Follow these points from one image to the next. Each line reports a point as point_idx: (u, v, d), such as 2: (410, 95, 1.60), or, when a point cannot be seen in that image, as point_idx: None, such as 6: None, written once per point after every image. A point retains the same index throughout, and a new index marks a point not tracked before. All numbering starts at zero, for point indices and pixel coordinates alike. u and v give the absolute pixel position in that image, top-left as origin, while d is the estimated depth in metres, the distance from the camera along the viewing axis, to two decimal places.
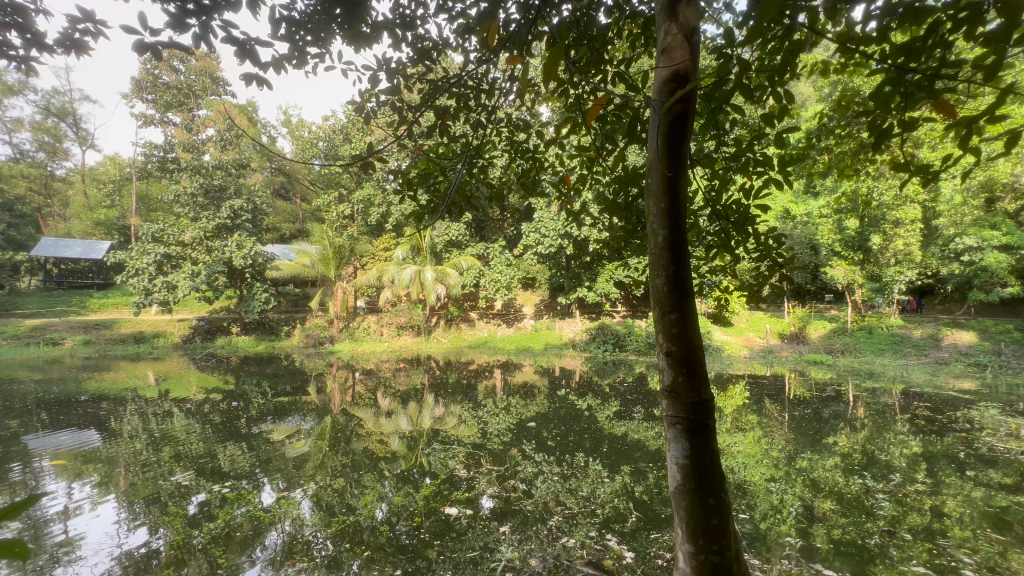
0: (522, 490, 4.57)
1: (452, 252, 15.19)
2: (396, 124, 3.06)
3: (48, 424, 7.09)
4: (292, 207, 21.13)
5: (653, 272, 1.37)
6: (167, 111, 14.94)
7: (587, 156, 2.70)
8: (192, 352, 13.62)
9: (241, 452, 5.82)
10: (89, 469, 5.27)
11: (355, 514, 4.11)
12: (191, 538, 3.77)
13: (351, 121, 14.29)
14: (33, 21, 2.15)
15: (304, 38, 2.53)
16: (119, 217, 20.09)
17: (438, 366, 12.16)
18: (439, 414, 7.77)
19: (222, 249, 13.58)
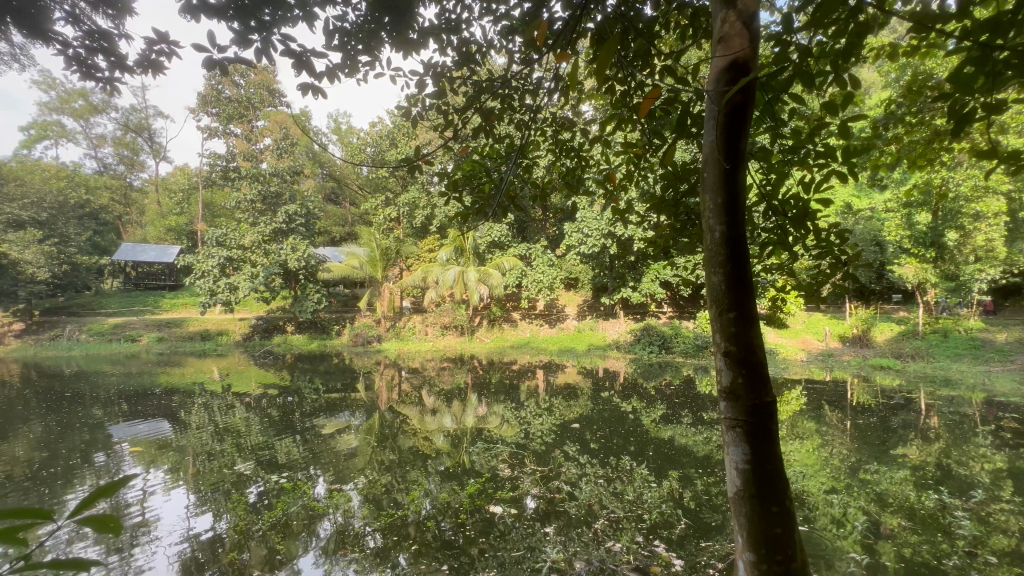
0: (567, 491, 4.54)
1: (494, 253, 15.32)
2: (442, 127, 3.11)
3: (128, 413, 7.75)
4: (342, 211, 22.01)
5: (710, 269, 1.32)
6: (229, 123, 15.96)
7: (634, 152, 2.64)
8: (252, 349, 14.47)
9: (296, 445, 6.13)
10: (162, 457, 5.70)
11: (402, 509, 4.23)
12: (252, 524, 4.00)
13: (397, 127, 14.75)
14: (116, 45, 2.36)
15: (356, 47, 2.62)
16: (188, 223, 21.69)
17: (482, 365, 12.28)
18: (483, 413, 7.85)
19: (279, 252, 14.37)
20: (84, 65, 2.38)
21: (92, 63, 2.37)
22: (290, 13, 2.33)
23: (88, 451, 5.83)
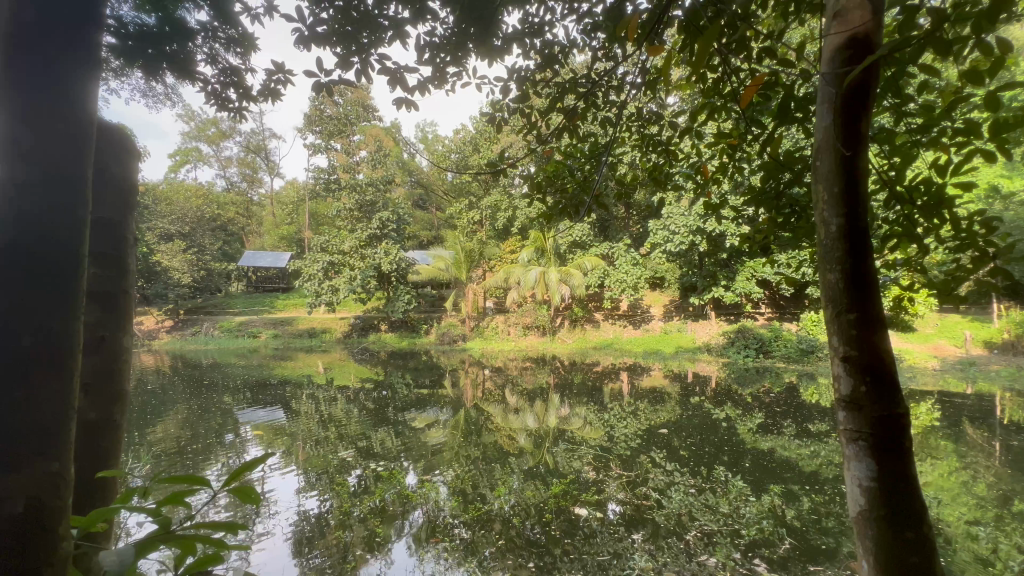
0: (654, 499, 4.38)
1: (576, 253, 15.18)
2: (526, 129, 3.16)
3: (252, 400, 8.83)
4: (430, 216, 23.16)
5: (825, 268, 1.22)
6: (330, 139, 17.50)
7: (728, 142, 2.48)
8: (351, 346, 15.76)
9: (390, 436, 6.58)
10: (278, 440, 6.42)
11: (489, 504, 4.36)
12: (353, 507, 4.36)
13: (480, 133, 15.26)
14: (244, 79, 2.70)
15: (444, 59, 2.76)
16: (298, 231, 24.17)
17: (563, 366, 12.23)
18: (565, 413, 7.83)
19: (373, 256, 15.50)
20: (220, 98, 2.76)
21: (226, 96, 2.75)
22: (384, 33, 2.51)
23: (221, 432, 6.73)
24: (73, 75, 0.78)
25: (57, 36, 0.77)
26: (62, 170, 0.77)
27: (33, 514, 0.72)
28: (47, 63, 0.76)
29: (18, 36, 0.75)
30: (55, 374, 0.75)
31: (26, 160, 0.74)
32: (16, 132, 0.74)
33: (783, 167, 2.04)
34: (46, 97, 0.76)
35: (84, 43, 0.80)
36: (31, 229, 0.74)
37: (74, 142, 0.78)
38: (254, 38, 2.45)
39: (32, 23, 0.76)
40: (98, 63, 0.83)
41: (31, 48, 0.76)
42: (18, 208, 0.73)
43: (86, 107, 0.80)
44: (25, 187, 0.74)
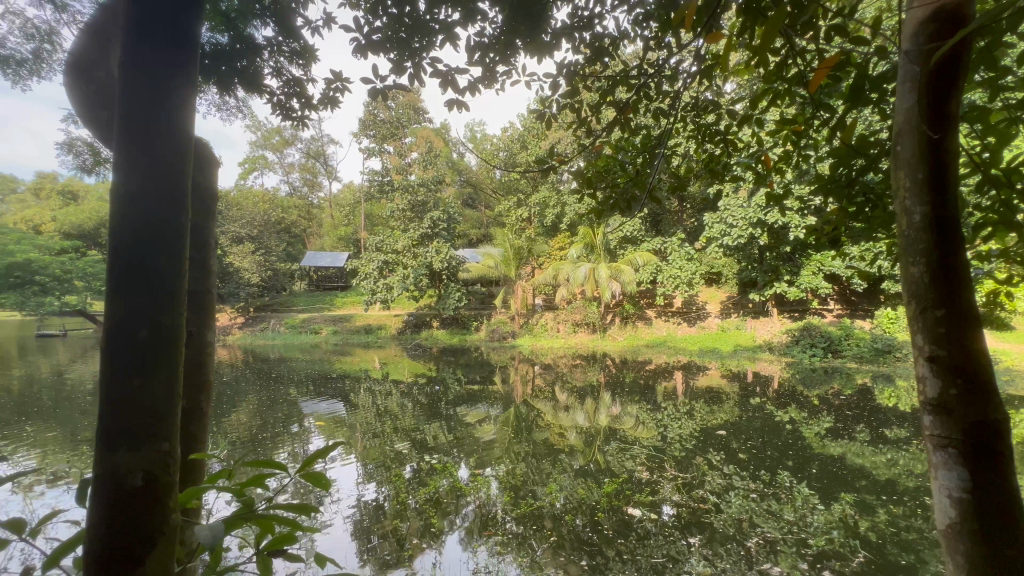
0: (712, 503, 4.22)
1: (627, 248, 14.83)
2: (576, 125, 3.13)
3: (314, 393, 9.34)
4: (479, 214, 23.46)
5: (907, 261, 1.13)
6: (383, 142, 18.16)
7: (792, 129, 2.33)
8: (405, 342, 16.30)
9: (443, 430, 6.76)
10: (338, 431, 6.77)
11: (540, 500, 4.39)
12: (409, 497, 4.53)
13: (528, 130, 15.30)
14: (306, 88, 2.86)
15: (494, 59, 2.79)
16: (354, 232, 25.25)
17: (614, 364, 12.01)
18: (616, 412, 7.71)
19: (425, 254, 15.94)
20: (285, 108, 2.94)
21: (290, 106, 2.93)
22: (435, 37, 2.57)
23: (287, 422, 7.18)
24: (173, 91, 0.88)
25: (159, 58, 0.87)
26: (166, 176, 0.86)
27: (150, 486, 0.81)
28: (151, 80, 0.86)
29: (131, 62, 0.86)
30: (164, 360, 0.84)
31: (137, 171, 0.84)
32: (130, 145, 0.84)
33: (856, 153, 1.89)
34: (153, 110, 0.85)
35: (180, 63, 0.89)
36: (140, 232, 0.83)
37: (176, 152, 0.87)
38: (315, 50, 2.58)
39: (140, 48, 0.86)
40: (191, 79, 0.92)
41: (139, 71, 0.86)
42: (133, 213, 0.83)
43: (183, 121, 0.89)
44: (138, 193, 0.84)
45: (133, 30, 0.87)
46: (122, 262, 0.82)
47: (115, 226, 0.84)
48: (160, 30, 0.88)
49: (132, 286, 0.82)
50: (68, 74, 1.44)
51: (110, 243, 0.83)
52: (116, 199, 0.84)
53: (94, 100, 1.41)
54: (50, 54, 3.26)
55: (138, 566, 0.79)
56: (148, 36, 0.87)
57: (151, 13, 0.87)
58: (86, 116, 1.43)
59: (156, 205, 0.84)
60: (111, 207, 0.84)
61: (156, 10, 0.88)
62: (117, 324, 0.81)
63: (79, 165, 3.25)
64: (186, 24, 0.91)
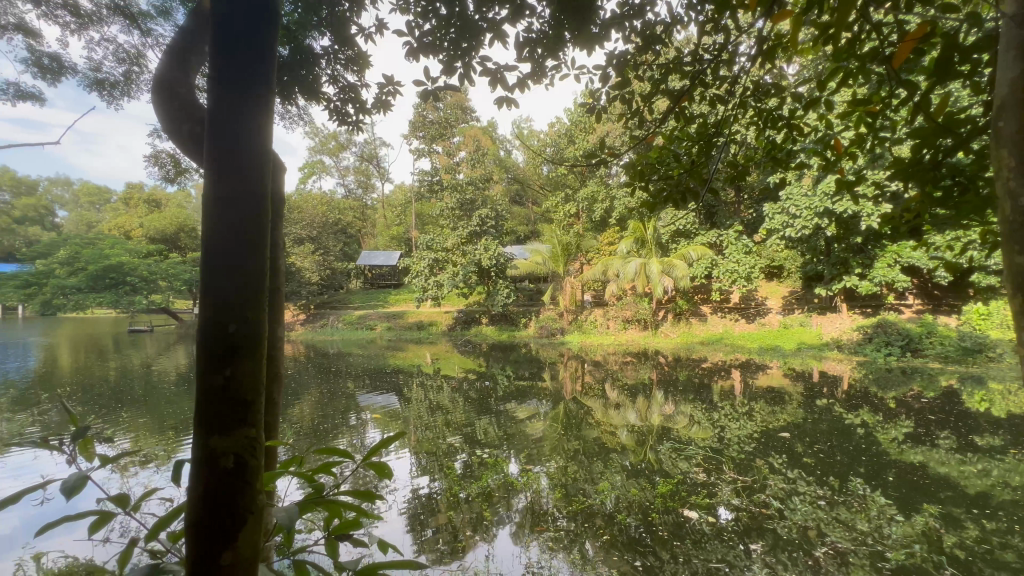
0: (775, 508, 4.01)
1: (680, 242, 14.30)
2: (627, 116, 3.04)
3: (370, 387, 9.74)
4: (526, 211, 23.47)
5: (1008, 248, 1.01)
6: (433, 143, 18.61)
7: (867, 110, 2.15)
8: (455, 338, 16.63)
9: (493, 425, 6.84)
10: (393, 423, 7.02)
11: (592, 498, 4.35)
12: (460, 490, 4.62)
13: (575, 124, 15.15)
14: (360, 94, 2.97)
15: (543, 55, 2.78)
16: (405, 231, 26.01)
17: (667, 362, 11.63)
18: (669, 411, 7.49)
19: (473, 252, 16.16)
20: (341, 114, 3.08)
21: (346, 112, 3.06)
22: (484, 36, 2.59)
23: (346, 414, 7.54)
24: (256, 102, 0.94)
25: (243, 71, 0.94)
26: (249, 181, 0.92)
27: (241, 468, 0.88)
28: (238, 94, 0.93)
29: (218, 77, 0.93)
30: (250, 352, 0.91)
31: (224, 178, 0.91)
32: (218, 157, 0.91)
33: (945, 132, 1.71)
34: (237, 122, 0.92)
35: (262, 78, 0.96)
36: (227, 236, 0.90)
37: (257, 158, 0.94)
38: (368, 56, 2.67)
39: (224, 61, 0.93)
40: (268, 91, 0.98)
41: (228, 85, 0.93)
42: (223, 216, 0.90)
43: (261, 132, 0.95)
44: (226, 197, 0.91)
45: (219, 46, 0.94)
46: (212, 265, 0.90)
47: (207, 229, 0.91)
48: (241, 43, 0.94)
49: (221, 284, 0.89)
50: (154, 91, 1.57)
51: (203, 244, 0.91)
52: (208, 202, 0.92)
53: (176, 113, 1.53)
54: (139, 75, 3.60)
55: (231, 541, 0.87)
56: (232, 51, 0.93)
57: (236, 31, 0.94)
58: (168, 129, 1.55)
59: (243, 208, 0.91)
60: (203, 213, 0.91)
61: (239, 29, 0.95)
62: (209, 322, 0.88)
63: (163, 175, 3.57)
64: (264, 40, 0.97)
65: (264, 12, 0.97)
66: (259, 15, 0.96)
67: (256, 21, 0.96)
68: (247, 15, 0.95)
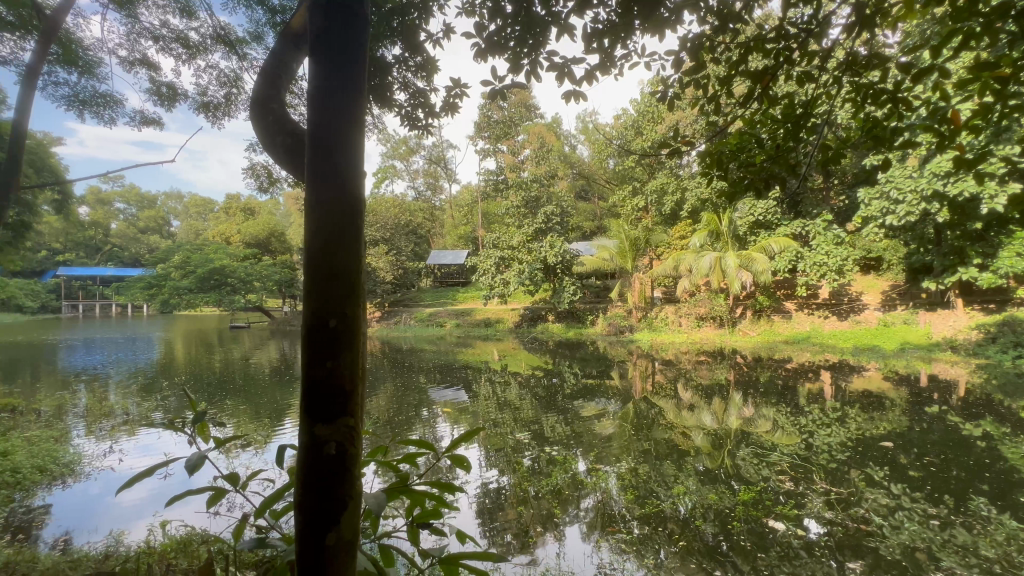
0: (876, 524, 3.63)
1: (759, 233, 13.35)
2: (702, 101, 2.87)
3: (441, 382, 10.07)
4: (592, 206, 23.07)
5: None
6: (498, 142, 18.87)
7: (997, 74, 1.84)
8: (522, 335, 16.73)
9: (560, 423, 6.81)
10: (463, 417, 7.22)
11: (665, 502, 4.20)
12: (529, 486, 4.65)
13: (642, 115, 14.72)
14: (429, 98, 3.07)
15: (611, 45, 2.71)
16: (472, 230, 26.57)
17: (746, 361, 10.91)
18: (749, 414, 7.04)
19: (539, 249, 16.14)
20: (412, 119, 3.20)
21: (417, 116, 3.17)
22: (549, 30, 2.57)
23: (419, 407, 7.87)
24: (350, 108, 1.00)
25: (341, 78, 0.99)
26: (345, 183, 0.98)
27: (342, 455, 0.94)
28: (336, 101, 0.99)
29: (319, 86, 1.00)
30: (351, 344, 0.97)
31: (324, 182, 0.97)
32: (321, 163, 0.98)
33: None
34: (335, 128, 0.98)
35: (356, 85, 1.01)
36: (328, 235, 0.96)
37: (350, 162, 1.00)
38: (436, 61, 2.75)
39: (324, 71, 0.99)
40: (361, 97, 1.03)
41: (325, 92, 0.99)
42: (323, 215, 0.96)
43: (354, 137, 1.00)
44: (324, 197, 0.97)
45: (318, 58, 1.00)
46: (315, 266, 0.97)
47: (310, 232, 0.98)
48: (337, 52, 1.00)
49: (324, 283, 0.95)
50: (252, 108, 1.72)
51: (307, 245, 0.98)
52: (311, 204, 0.99)
53: (271, 127, 1.66)
54: (237, 96, 3.98)
55: (335, 523, 0.93)
56: (328, 61, 0.99)
57: (330, 42, 1.00)
58: (263, 141, 1.69)
59: (340, 210, 0.97)
60: (306, 217, 0.99)
61: (333, 38, 1.00)
62: (313, 317, 0.95)
63: (258, 186, 3.92)
64: (358, 50, 1.02)
65: (357, 21, 1.02)
66: (352, 26, 1.01)
67: (351, 31, 1.01)
68: (341, 24, 1.01)
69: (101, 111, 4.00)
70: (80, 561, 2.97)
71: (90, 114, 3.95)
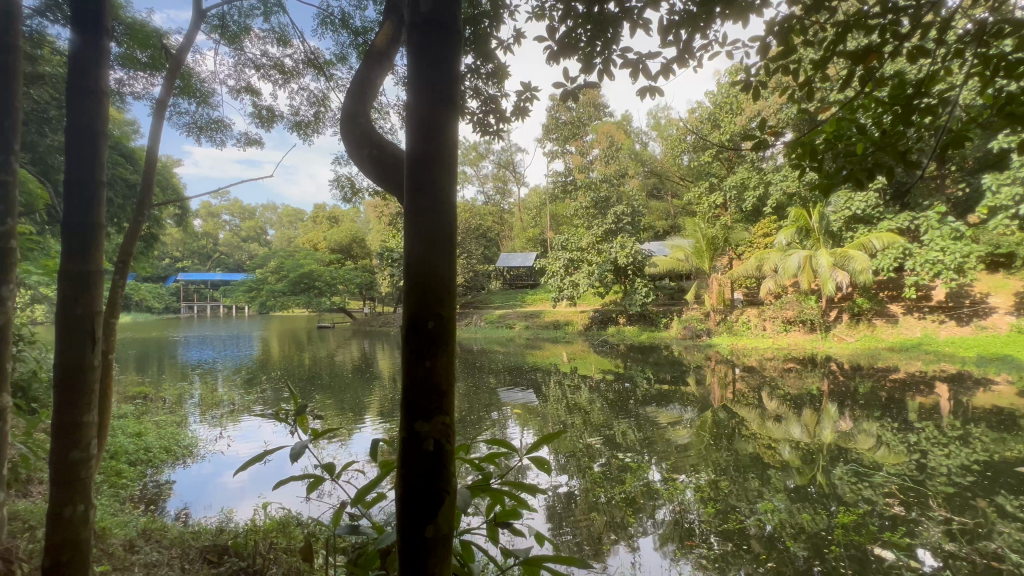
0: (1012, 564, 3.14)
1: (858, 228, 12.06)
2: (791, 88, 2.65)
3: (511, 383, 10.17)
4: (665, 205, 22.16)
5: None
6: (566, 143, 18.78)
7: None
8: (592, 337, 16.43)
9: (633, 429, 6.60)
10: (533, 420, 7.24)
11: (749, 518, 3.93)
12: (601, 492, 4.55)
13: (720, 106, 13.91)
14: (499, 103, 3.12)
15: (688, 36, 2.60)
16: (541, 233, 26.62)
17: (843, 370, 9.90)
18: (846, 428, 6.39)
19: (610, 250, 15.80)
20: (483, 125, 3.27)
21: (488, 123, 3.24)
22: (622, 26, 2.51)
23: (489, 408, 8.01)
24: (444, 124, 1.04)
25: (435, 93, 1.04)
26: (441, 192, 1.03)
27: (439, 452, 0.98)
28: (432, 115, 1.03)
29: (415, 103, 1.05)
30: (445, 346, 1.01)
31: (419, 190, 1.02)
32: (418, 176, 1.03)
33: None
34: (430, 141, 1.03)
35: (449, 99, 1.05)
36: (426, 243, 1.01)
37: (445, 173, 1.04)
38: (506, 68, 2.79)
39: (421, 88, 1.04)
40: (454, 112, 1.07)
41: (421, 107, 1.04)
42: (421, 225, 1.01)
43: (447, 151, 1.04)
44: (423, 208, 1.02)
45: (415, 74, 1.05)
46: (413, 274, 1.02)
47: (409, 243, 1.04)
48: (433, 67, 1.04)
49: (422, 290, 1.00)
50: (341, 123, 1.85)
51: (406, 254, 1.04)
52: (409, 214, 1.05)
53: (359, 140, 1.77)
54: (325, 114, 4.32)
55: (432, 518, 0.97)
56: (425, 78, 1.04)
57: (426, 56, 1.04)
58: (351, 153, 1.82)
59: (437, 219, 1.02)
60: (406, 225, 1.05)
61: (429, 53, 1.04)
62: (411, 323, 1.01)
63: (343, 196, 4.21)
64: (450, 64, 1.05)
65: (451, 35, 1.06)
66: (445, 41, 1.05)
67: (445, 47, 1.05)
68: (436, 40, 1.04)
69: (215, 135, 4.52)
70: (199, 534, 3.34)
71: (206, 138, 4.48)
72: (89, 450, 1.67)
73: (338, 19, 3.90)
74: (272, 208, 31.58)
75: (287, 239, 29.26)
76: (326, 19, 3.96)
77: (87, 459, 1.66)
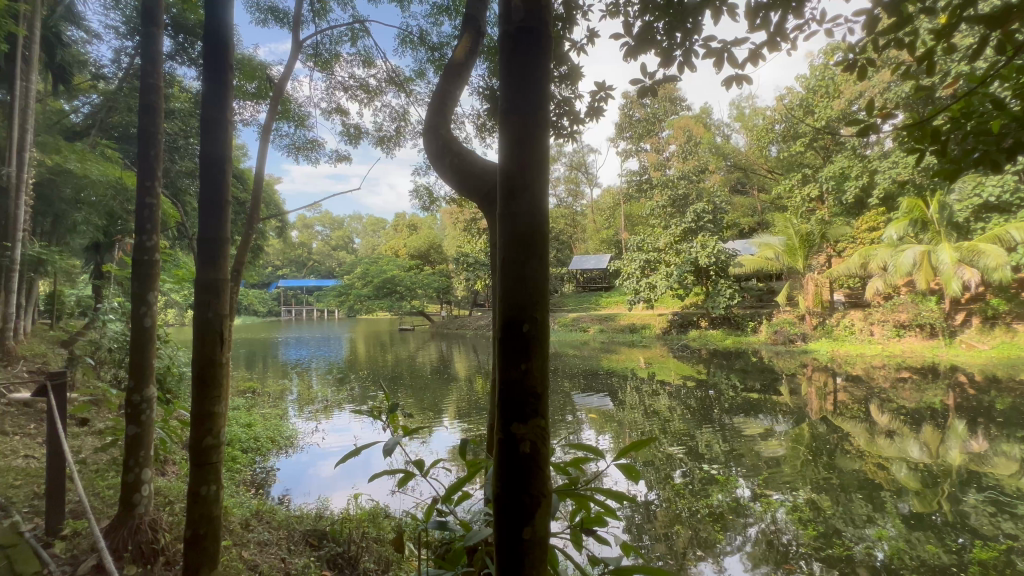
0: None
1: (990, 218, 10.41)
2: (906, 64, 2.35)
3: (586, 388, 9.99)
4: (751, 199, 20.64)
5: None
6: (641, 141, 18.19)
7: None
8: (671, 342, 15.69)
9: (718, 439, 6.20)
10: (608, 426, 7.06)
11: (858, 545, 3.53)
12: (683, 504, 4.33)
13: (814, 91, 12.75)
14: (572, 104, 3.09)
15: (779, 18, 2.41)
16: (615, 234, 25.97)
17: (974, 382, 8.56)
18: (980, 449, 5.51)
19: (689, 250, 15.01)
20: (557, 128, 3.25)
21: (561, 125, 3.22)
22: (704, 14, 2.39)
23: (563, 412, 7.93)
24: (534, 132, 1.05)
25: (527, 102, 1.05)
26: (534, 194, 1.04)
27: (535, 455, 0.99)
28: (525, 121, 1.05)
29: (508, 114, 1.07)
30: (540, 349, 1.02)
31: (511, 191, 1.04)
32: (512, 185, 1.04)
33: None
34: (522, 150, 1.04)
35: (540, 107, 1.06)
36: (520, 249, 1.02)
37: (537, 178, 1.05)
38: (580, 68, 2.76)
39: (511, 96, 1.06)
40: (543, 119, 1.07)
41: (515, 116, 1.05)
42: (514, 226, 1.03)
43: (537, 157, 1.05)
44: (517, 212, 1.03)
45: (508, 84, 1.08)
46: (507, 280, 1.04)
47: (502, 248, 1.06)
48: (524, 76, 1.06)
49: (517, 294, 1.01)
50: (425, 135, 1.94)
51: (499, 260, 1.06)
52: (503, 217, 1.07)
53: (440, 149, 1.84)
54: (405, 128, 4.57)
55: (530, 520, 0.98)
56: (518, 88, 1.05)
57: (518, 67, 1.06)
58: (433, 162, 1.89)
59: (531, 221, 1.03)
60: (500, 230, 1.06)
61: (521, 65, 1.06)
62: (506, 326, 1.03)
63: (421, 205, 4.41)
64: (540, 72, 1.06)
65: (542, 44, 1.07)
66: (535, 48, 1.06)
67: (535, 55, 1.06)
68: (527, 49, 1.06)
69: (310, 153, 4.94)
70: (301, 518, 3.65)
71: (303, 156, 4.92)
72: (219, 436, 1.89)
73: (417, 36, 4.11)
74: (358, 219, 33.84)
75: (371, 246, 31.25)
76: (407, 38, 4.19)
77: (218, 445, 1.89)
